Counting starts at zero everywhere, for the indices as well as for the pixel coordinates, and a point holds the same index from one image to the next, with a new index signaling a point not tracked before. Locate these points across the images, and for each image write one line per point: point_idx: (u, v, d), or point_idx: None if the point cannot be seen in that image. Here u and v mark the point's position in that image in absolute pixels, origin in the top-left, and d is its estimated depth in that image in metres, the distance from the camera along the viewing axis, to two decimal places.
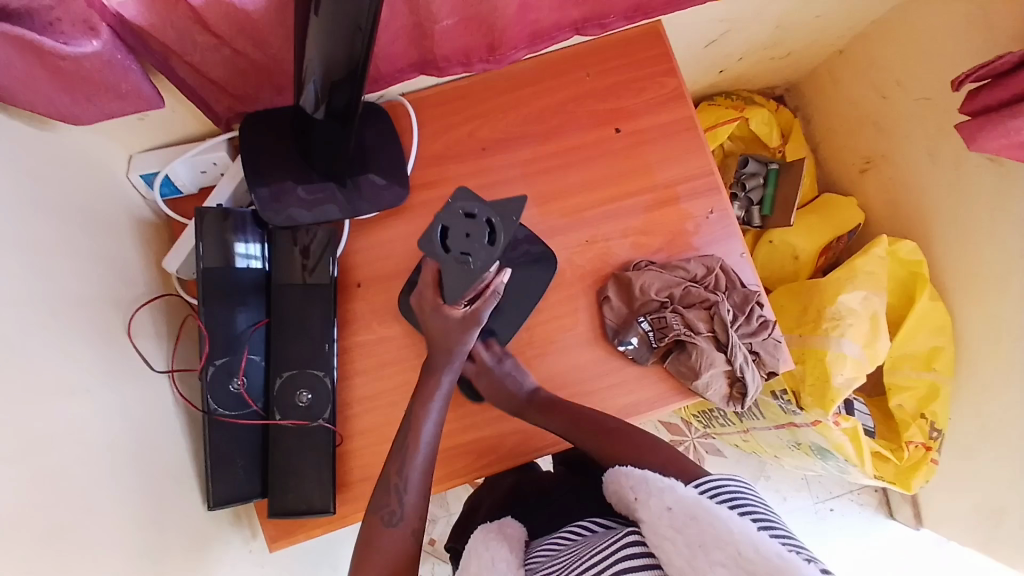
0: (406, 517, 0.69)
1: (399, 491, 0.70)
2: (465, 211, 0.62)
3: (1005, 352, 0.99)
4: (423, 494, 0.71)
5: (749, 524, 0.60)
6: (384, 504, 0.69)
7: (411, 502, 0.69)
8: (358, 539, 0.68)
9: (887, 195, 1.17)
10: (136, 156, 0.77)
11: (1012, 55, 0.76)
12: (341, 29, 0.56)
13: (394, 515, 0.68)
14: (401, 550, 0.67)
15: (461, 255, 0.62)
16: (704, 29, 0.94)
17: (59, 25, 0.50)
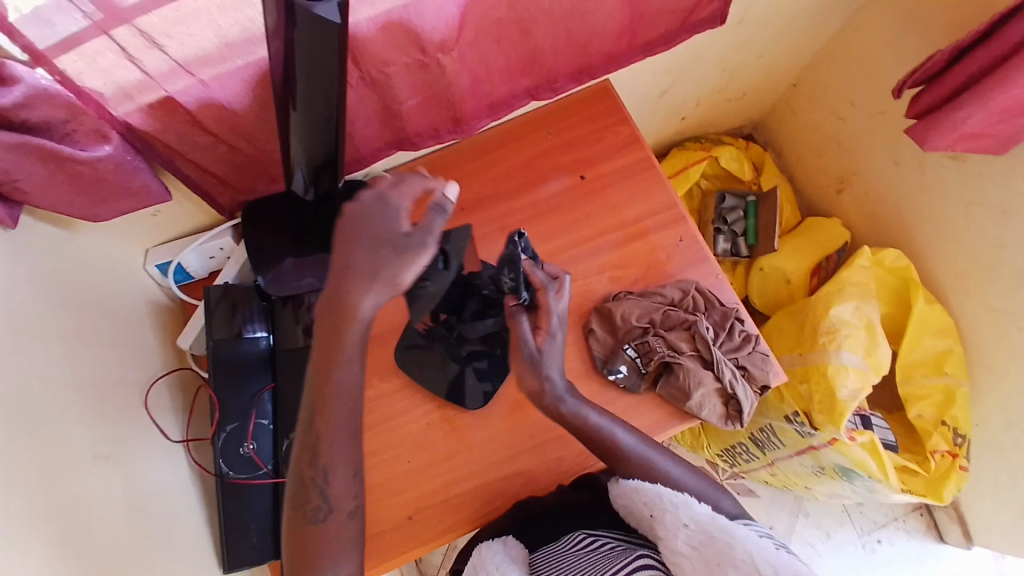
0: (336, 509, 0.59)
1: (319, 486, 0.57)
2: None
3: (1005, 343, 0.99)
4: (349, 479, 0.59)
5: (764, 540, 0.61)
6: (305, 501, 0.58)
7: (337, 493, 0.58)
8: (286, 538, 0.59)
9: (866, 210, 1.20)
10: (151, 250, 0.87)
11: (941, 53, 0.79)
12: (317, 119, 0.65)
13: (320, 511, 0.58)
14: (344, 538, 0.60)
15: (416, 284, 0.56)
16: (651, 82, 1.04)
17: (74, 136, 0.61)
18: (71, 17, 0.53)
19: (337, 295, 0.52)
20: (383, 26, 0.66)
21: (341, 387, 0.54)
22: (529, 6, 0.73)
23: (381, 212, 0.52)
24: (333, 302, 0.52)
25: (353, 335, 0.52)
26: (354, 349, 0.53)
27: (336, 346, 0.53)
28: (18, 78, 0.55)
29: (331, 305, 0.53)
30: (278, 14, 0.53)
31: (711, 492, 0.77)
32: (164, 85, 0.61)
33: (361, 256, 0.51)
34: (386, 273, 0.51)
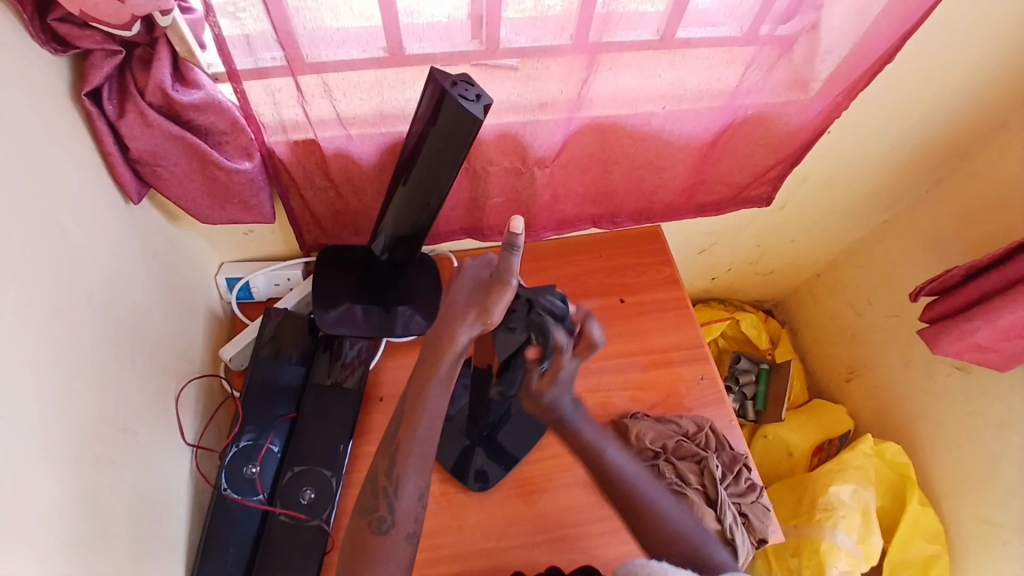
0: (398, 525, 0.64)
1: (389, 496, 0.64)
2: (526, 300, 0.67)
3: (994, 555, 1.05)
4: (418, 495, 0.65)
5: None
6: (373, 509, 0.64)
7: (402, 508, 0.64)
8: (346, 542, 0.64)
9: (872, 404, 1.27)
10: (227, 264, 0.96)
11: (956, 270, 0.92)
12: (413, 203, 0.75)
13: (384, 523, 0.64)
14: (396, 559, 0.63)
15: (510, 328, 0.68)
16: (695, 239, 1.17)
17: (226, 147, 0.72)
18: (270, 54, 0.64)
19: (440, 332, 0.64)
20: (500, 134, 0.79)
21: (428, 408, 0.65)
22: (618, 150, 0.86)
23: (475, 269, 0.66)
24: (435, 339, 0.64)
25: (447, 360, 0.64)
26: (447, 374, 0.65)
27: (431, 367, 0.65)
28: (202, 86, 0.66)
29: (435, 337, 0.65)
30: (429, 106, 0.63)
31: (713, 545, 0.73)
32: (315, 129, 0.73)
33: (460, 299, 0.64)
34: (478, 308, 0.62)
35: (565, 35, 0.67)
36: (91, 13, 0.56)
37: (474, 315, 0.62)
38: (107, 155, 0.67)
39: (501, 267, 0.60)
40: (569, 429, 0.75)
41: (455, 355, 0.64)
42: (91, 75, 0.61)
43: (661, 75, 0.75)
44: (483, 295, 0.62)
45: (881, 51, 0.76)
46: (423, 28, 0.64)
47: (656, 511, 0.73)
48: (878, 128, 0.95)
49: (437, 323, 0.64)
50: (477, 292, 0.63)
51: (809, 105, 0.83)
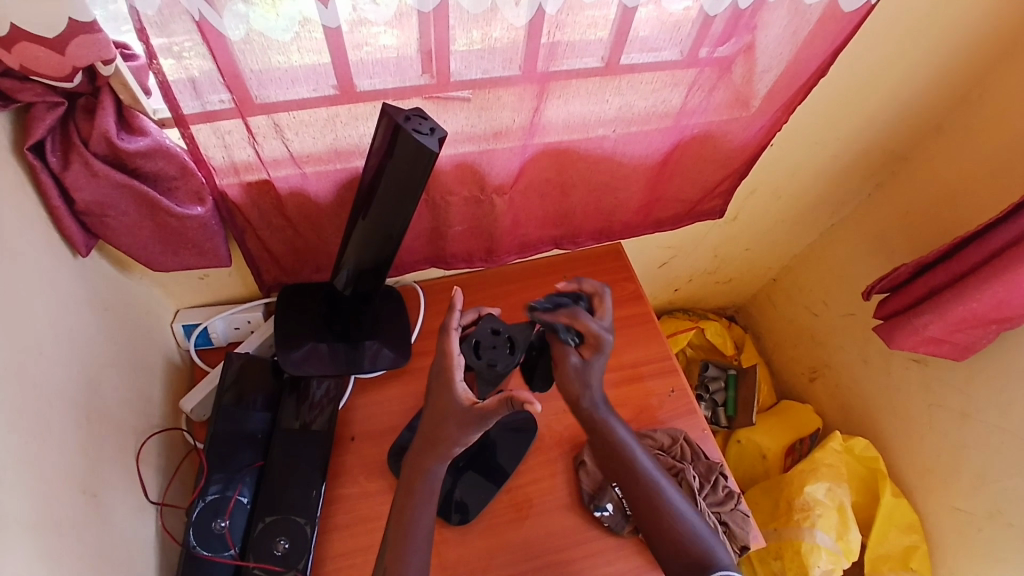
0: None
1: None
2: (493, 329, 0.69)
3: (964, 539, 1.08)
4: None
5: None
6: None
7: None
8: None
9: (837, 400, 1.31)
10: (183, 311, 0.93)
11: (905, 267, 0.97)
12: (376, 237, 0.74)
13: None
14: None
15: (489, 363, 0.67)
16: (655, 253, 1.20)
17: (176, 192, 0.70)
18: (217, 96, 0.63)
19: (414, 467, 0.70)
20: (458, 164, 0.80)
21: (415, 529, 0.69)
22: (574, 173, 0.88)
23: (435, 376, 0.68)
24: (410, 468, 0.70)
25: (422, 489, 0.70)
26: (427, 498, 0.70)
27: (409, 493, 0.70)
28: (148, 132, 0.65)
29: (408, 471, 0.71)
30: (383, 140, 0.64)
31: (690, 514, 0.77)
32: (269, 169, 0.72)
33: (428, 427, 0.68)
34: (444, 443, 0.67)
35: (515, 66, 0.69)
36: (32, 67, 0.54)
37: (443, 440, 0.67)
38: (52, 209, 0.64)
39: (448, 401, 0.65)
40: (598, 416, 0.77)
41: (430, 481, 0.70)
42: (34, 127, 0.59)
43: (609, 100, 0.77)
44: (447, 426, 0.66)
45: (814, 67, 0.81)
46: (373, 65, 0.64)
47: (647, 475, 0.77)
48: (818, 139, 1.01)
49: (410, 460, 0.70)
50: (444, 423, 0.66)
51: (752, 120, 0.87)
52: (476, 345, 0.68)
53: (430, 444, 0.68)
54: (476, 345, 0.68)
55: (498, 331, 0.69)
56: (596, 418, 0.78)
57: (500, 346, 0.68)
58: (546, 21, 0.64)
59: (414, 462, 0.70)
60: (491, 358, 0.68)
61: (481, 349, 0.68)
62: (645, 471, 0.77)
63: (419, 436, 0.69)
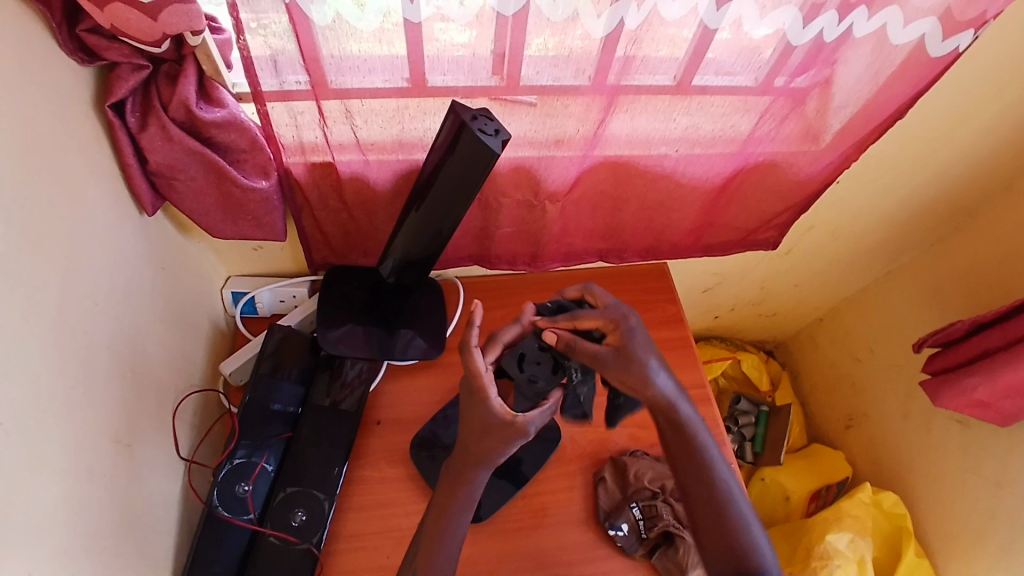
0: None
1: None
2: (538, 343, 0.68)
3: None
4: None
5: None
6: None
7: None
8: None
9: (871, 453, 1.26)
10: (234, 278, 0.97)
11: (960, 324, 0.92)
12: (428, 231, 0.75)
13: None
14: None
15: (530, 378, 0.67)
16: (701, 278, 1.18)
17: (243, 164, 0.72)
18: (295, 77, 0.66)
19: (457, 473, 0.69)
20: (515, 167, 0.80)
21: (451, 535, 0.70)
22: (630, 188, 0.87)
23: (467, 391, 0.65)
24: (452, 476, 0.69)
25: (465, 494, 0.69)
26: (466, 503, 0.70)
27: (449, 498, 0.70)
28: (225, 104, 0.67)
29: (451, 478, 0.69)
30: (446, 138, 0.65)
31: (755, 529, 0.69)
32: (333, 153, 0.74)
33: (470, 441, 0.67)
34: (483, 458, 0.67)
35: (585, 76, 0.69)
36: (122, 28, 0.57)
37: (485, 453, 0.66)
38: (125, 166, 0.68)
39: (490, 420, 0.64)
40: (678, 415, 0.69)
41: (473, 489, 0.69)
42: (117, 87, 0.63)
43: (677, 119, 0.76)
44: (493, 440, 0.65)
45: (893, 108, 0.78)
46: (446, 62, 0.66)
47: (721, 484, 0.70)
48: (887, 181, 0.97)
49: (449, 463, 0.69)
50: (492, 440, 0.65)
51: (820, 155, 0.84)
52: (520, 357, 0.68)
53: (474, 452, 0.67)
54: (521, 358, 0.68)
55: (543, 347, 0.68)
56: (679, 419, 0.69)
57: (544, 363, 0.68)
58: (623, 35, 0.64)
59: (454, 467, 0.69)
60: (532, 373, 0.67)
61: (525, 363, 0.67)
62: (716, 479, 0.70)
63: (460, 448, 0.68)
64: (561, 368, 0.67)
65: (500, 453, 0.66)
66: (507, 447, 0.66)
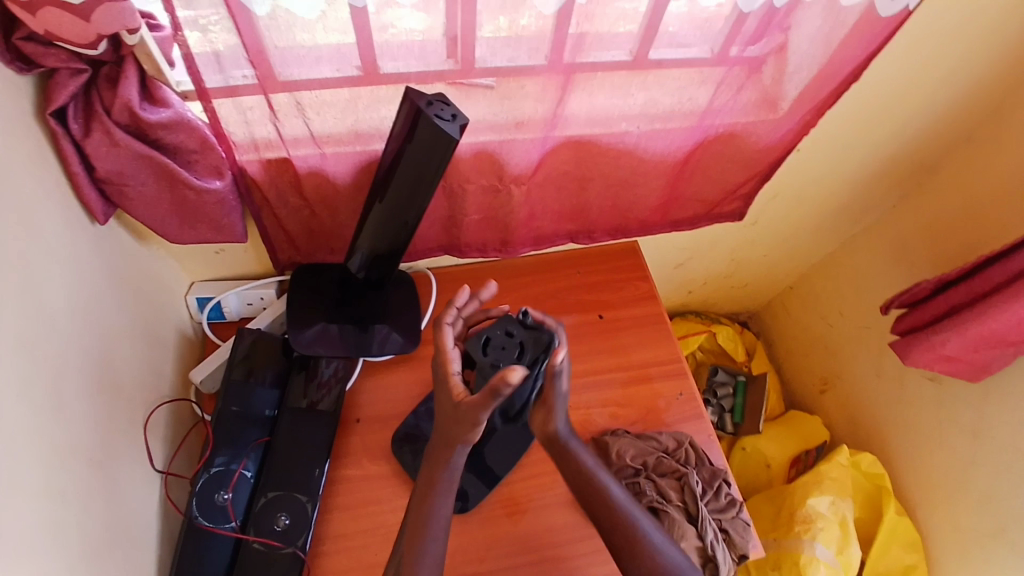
0: None
1: None
2: (505, 331, 0.68)
3: (966, 561, 1.06)
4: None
5: None
6: None
7: None
8: None
9: (847, 414, 1.29)
10: (197, 284, 0.94)
11: (926, 283, 0.95)
12: (392, 222, 0.74)
13: None
14: None
15: (493, 363, 0.66)
16: (671, 254, 1.18)
17: (195, 165, 0.70)
18: (241, 72, 0.63)
19: (433, 458, 0.72)
20: (477, 153, 0.79)
21: (433, 516, 0.71)
22: (594, 167, 0.87)
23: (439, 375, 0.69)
24: (430, 461, 0.73)
25: (443, 478, 0.72)
26: (447, 489, 0.72)
27: (429, 485, 0.72)
28: (171, 104, 0.65)
29: (429, 463, 0.73)
30: (404, 125, 0.63)
31: (665, 544, 0.75)
32: (288, 148, 0.72)
33: (441, 426, 0.70)
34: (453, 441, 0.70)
35: (540, 55, 0.68)
36: (56, 33, 0.54)
37: (454, 437, 0.69)
38: (72, 174, 0.65)
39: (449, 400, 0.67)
40: (569, 449, 0.77)
41: (451, 474, 0.72)
42: (57, 94, 0.60)
43: (635, 94, 0.76)
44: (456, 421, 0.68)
45: (848, 72, 0.79)
46: (398, 48, 0.64)
47: (619, 512, 0.75)
48: (847, 147, 0.98)
49: (427, 453, 0.74)
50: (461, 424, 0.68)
51: (779, 123, 0.85)
52: (485, 342, 0.67)
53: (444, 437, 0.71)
54: (486, 342, 0.68)
55: (511, 333, 0.68)
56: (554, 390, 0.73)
57: (508, 349, 0.67)
58: (576, 10, 0.63)
59: (432, 457, 0.73)
60: (496, 357, 0.67)
61: (490, 346, 0.67)
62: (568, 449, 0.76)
63: (438, 433, 0.71)
64: (523, 355, 0.67)
65: (465, 435, 0.69)
66: (471, 431, 0.68)
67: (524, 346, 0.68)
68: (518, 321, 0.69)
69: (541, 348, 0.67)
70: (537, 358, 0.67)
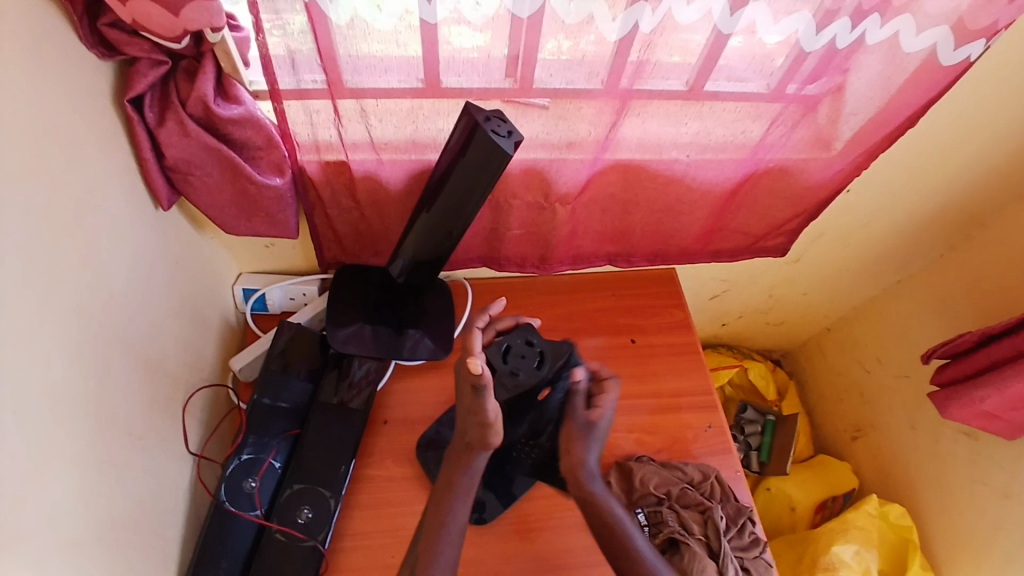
0: None
1: None
2: (526, 340, 0.77)
3: None
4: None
5: None
6: None
7: None
8: None
9: (878, 464, 1.25)
10: (245, 274, 0.98)
11: (970, 335, 0.91)
12: (438, 229, 0.76)
13: None
14: None
15: (512, 371, 0.76)
16: (709, 284, 1.18)
17: (259, 161, 0.73)
18: (312, 76, 0.66)
19: (454, 460, 0.77)
20: (527, 169, 0.81)
21: (450, 519, 0.74)
22: (640, 192, 0.88)
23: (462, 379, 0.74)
24: (451, 463, 0.77)
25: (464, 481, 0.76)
26: (465, 493, 0.75)
27: (448, 486, 0.76)
28: (242, 101, 0.69)
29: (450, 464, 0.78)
30: (459, 139, 0.66)
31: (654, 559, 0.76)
32: (347, 151, 0.75)
33: (465, 427, 0.75)
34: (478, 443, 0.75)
35: (597, 80, 0.69)
36: (143, 22, 0.58)
37: (478, 441, 0.75)
38: (142, 159, 0.69)
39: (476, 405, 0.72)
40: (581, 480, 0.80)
41: (470, 478, 0.76)
42: (136, 82, 0.64)
43: (688, 123, 0.77)
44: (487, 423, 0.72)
45: (903, 117, 0.78)
46: (461, 64, 0.67)
47: (623, 534, 0.77)
48: (895, 191, 0.97)
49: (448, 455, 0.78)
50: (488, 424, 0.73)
51: (831, 162, 0.85)
52: (507, 349, 0.76)
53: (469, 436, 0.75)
54: (506, 349, 0.76)
55: (530, 343, 0.77)
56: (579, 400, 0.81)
57: (527, 358, 0.76)
58: (637, 38, 0.65)
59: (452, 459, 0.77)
60: (515, 366, 0.76)
61: (509, 355, 0.76)
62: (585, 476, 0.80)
63: (460, 437, 0.76)
64: (542, 364, 0.77)
65: (490, 438, 0.74)
66: (489, 434, 0.73)
67: (543, 356, 0.77)
68: (536, 331, 0.78)
69: (559, 356, 0.78)
70: (555, 364, 0.78)
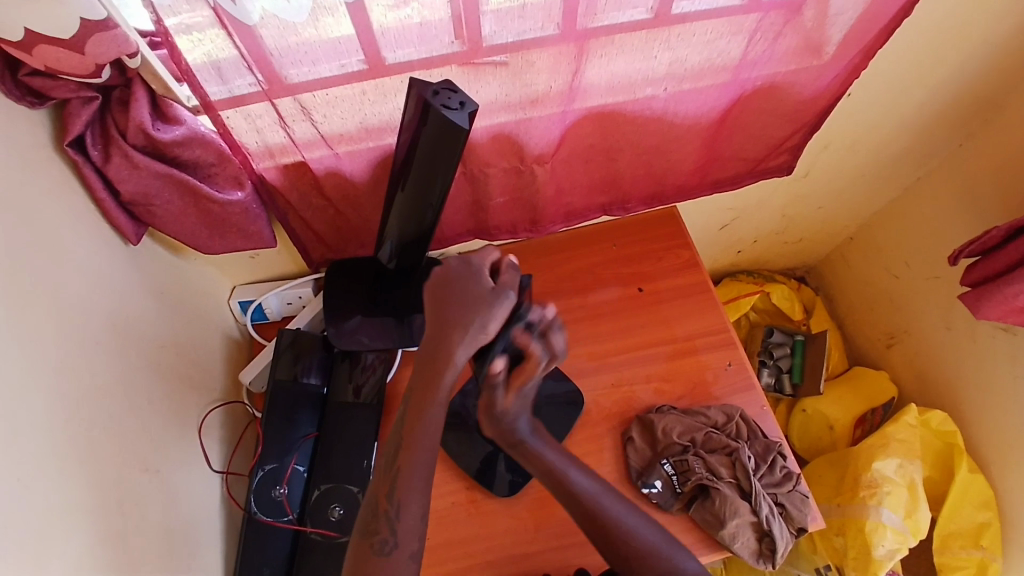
0: (402, 545, 0.63)
1: (392, 518, 0.64)
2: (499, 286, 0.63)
3: None
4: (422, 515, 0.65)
5: None
6: (375, 531, 0.63)
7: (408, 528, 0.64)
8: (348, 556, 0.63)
9: (914, 368, 1.20)
10: (239, 287, 0.97)
11: (996, 231, 0.85)
12: (414, 208, 0.71)
13: (387, 544, 0.63)
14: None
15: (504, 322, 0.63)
16: (716, 215, 1.12)
17: (216, 178, 0.70)
18: (244, 80, 0.62)
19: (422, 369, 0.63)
20: (494, 136, 0.76)
21: (429, 431, 0.66)
22: (621, 137, 0.82)
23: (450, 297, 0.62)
24: (416, 378, 0.65)
25: (437, 384, 0.63)
26: (434, 404, 0.65)
27: (420, 397, 0.65)
28: (184, 121, 0.65)
29: (417, 374, 0.65)
30: (413, 116, 0.61)
31: (669, 545, 0.70)
32: (302, 152, 0.71)
33: (433, 347, 0.63)
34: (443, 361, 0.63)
35: (552, 25, 0.63)
36: (56, 67, 0.55)
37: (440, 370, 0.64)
38: (99, 200, 0.67)
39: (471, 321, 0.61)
40: (530, 450, 0.73)
41: (438, 396, 0.64)
42: (71, 124, 0.61)
43: (658, 56, 0.70)
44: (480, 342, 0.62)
45: (896, 9, 0.70)
46: (399, 37, 0.61)
47: (620, 521, 0.70)
48: (904, 87, 0.88)
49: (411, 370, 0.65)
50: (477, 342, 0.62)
51: (824, 69, 0.77)
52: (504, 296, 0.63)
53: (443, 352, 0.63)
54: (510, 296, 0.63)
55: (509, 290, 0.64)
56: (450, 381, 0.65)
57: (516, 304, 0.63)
58: None
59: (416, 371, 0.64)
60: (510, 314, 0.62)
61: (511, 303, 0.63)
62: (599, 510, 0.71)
63: (424, 352, 0.64)
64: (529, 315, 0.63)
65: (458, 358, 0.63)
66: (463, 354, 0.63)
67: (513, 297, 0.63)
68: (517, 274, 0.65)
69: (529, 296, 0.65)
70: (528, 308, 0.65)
